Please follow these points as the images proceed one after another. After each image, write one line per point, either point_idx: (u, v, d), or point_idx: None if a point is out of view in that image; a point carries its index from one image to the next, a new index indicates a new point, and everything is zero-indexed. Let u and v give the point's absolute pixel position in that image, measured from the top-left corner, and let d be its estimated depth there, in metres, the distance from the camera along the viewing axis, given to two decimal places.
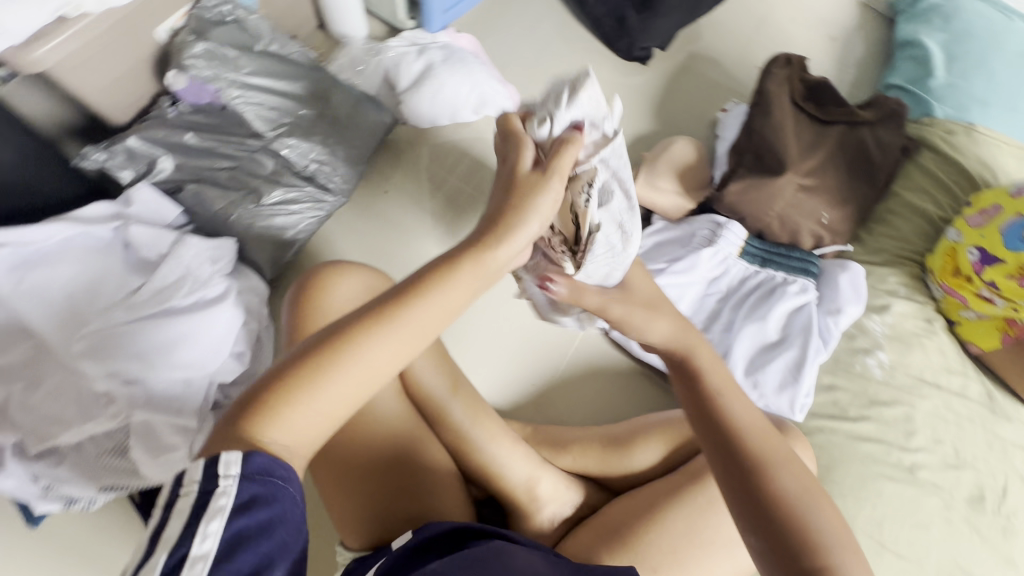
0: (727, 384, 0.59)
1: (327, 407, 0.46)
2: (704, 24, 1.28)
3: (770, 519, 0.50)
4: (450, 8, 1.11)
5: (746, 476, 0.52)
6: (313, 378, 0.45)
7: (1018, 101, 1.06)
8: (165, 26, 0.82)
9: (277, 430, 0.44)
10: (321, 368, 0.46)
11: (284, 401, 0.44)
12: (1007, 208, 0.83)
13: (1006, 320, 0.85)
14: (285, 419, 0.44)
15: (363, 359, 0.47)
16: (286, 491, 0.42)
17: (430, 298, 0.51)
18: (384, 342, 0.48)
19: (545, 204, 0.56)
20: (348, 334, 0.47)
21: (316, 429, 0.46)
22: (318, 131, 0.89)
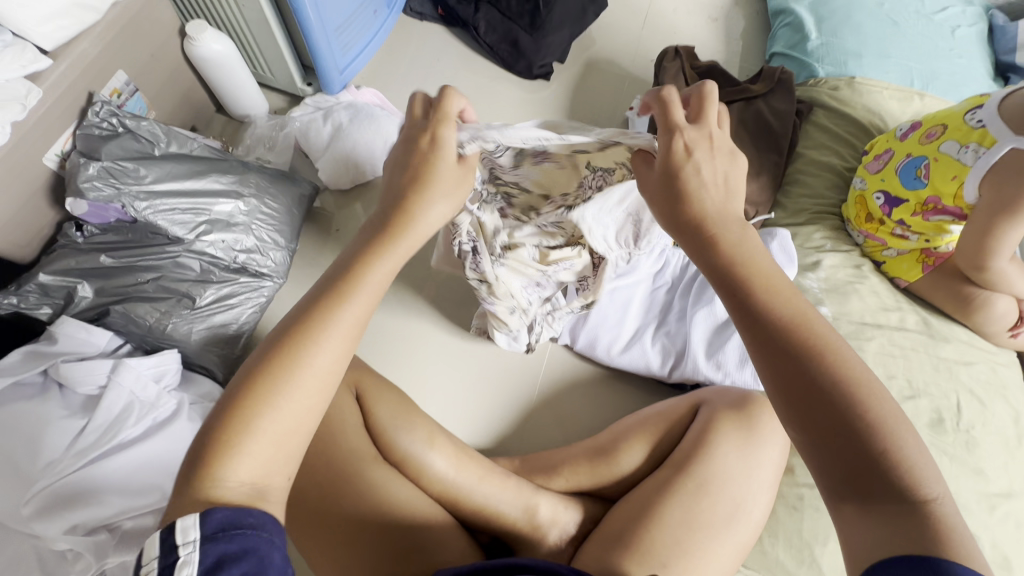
0: (764, 271, 0.49)
1: (284, 427, 0.42)
2: (594, 30, 1.33)
3: (822, 405, 0.43)
4: (345, 68, 1.09)
5: (793, 371, 0.44)
6: (259, 397, 0.42)
7: (887, 46, 1.15)
8: (53, 150, 0.78)
9: (238, 462, 0.40)
10: (266, 383, 0.43)
11: (238, 435, 0.41)
12: (897, 150, 0.91)
13: (923, 251, 0.92)
14: (245, 451, 0.41)
15: (311, 361, 0.44)
16: (260, 539, 0.39)
17: (362, 286, 0.49)
18: (328, 342, 0.45)
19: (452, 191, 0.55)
20: (285, 346, 0.44)
21: (287, 443, 0.43)
22: (239, 220, 0.86)
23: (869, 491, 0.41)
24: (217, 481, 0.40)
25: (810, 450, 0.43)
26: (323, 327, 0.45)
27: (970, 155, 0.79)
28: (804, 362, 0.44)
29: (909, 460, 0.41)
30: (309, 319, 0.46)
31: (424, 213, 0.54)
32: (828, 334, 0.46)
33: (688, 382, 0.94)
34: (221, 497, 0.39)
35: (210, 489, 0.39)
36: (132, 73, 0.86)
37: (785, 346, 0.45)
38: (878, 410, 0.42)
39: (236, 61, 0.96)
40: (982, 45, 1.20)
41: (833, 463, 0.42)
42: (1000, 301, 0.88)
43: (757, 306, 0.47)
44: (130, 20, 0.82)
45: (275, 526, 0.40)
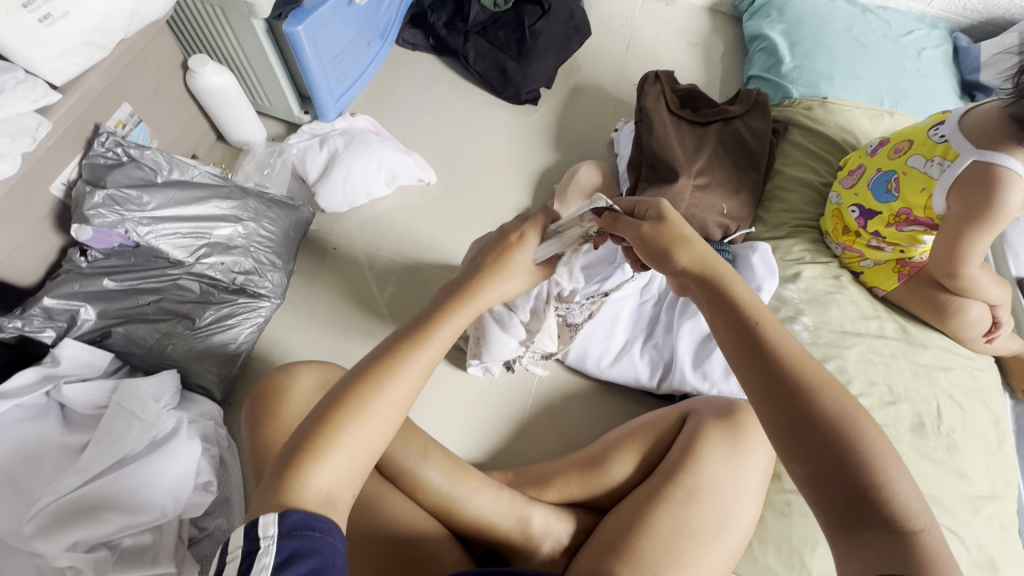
0: (763, 311, 0.51)
1: (365, 441, 0.46)
2: (579, 57, 1.39)
3: (822, 444, 0.44)
4: (340, 97, 1.14)
5: (796, 411, 0.46)
6: (339, 420, 0.46)
7: (857, 68, 1.21)
8: (60, 179, 0.81)
9: (316, 473, 0.43)
10: (344, 410, 0.46)
11: (323, 445, 0.44)
12: (869, 166, 0.96)
13: (899, 261, 0.96)
14: (327, 459, 0.44)
15: (387, 395, 0.48)
16: (327, 542, 0.41)
17: (438, 330, 0.53)
18: (405, 377, 0.49)
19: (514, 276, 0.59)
20: (376, 372, 0.49)
21: (360, 462, 0.46)
22: (238, 243, 0.90)
23: (864, 524, 0.43)
24: (302, 485, 0.43)
25: (806, 482, 0.45)
26: (406, 364, 0.50)
27: (935, 169, 0.83)
28: (806, 402, 0.46)
29: (900, 497, 0.43)
30: (394, 355, 0.50)
31: (475, 292, 0.56)
32: (824, 370, 0.47)
33: (676, 393, 0.96)
34: (299, 501, 0.42)
35: (297, 492, 0.42)
36: (136, 105, 0.90)
37: (783, 382, 0.47)
38: (872, 447, 0.44)
39: (236, 93, 1.01)
40: (947, 65, 1.26)
41: (831, 497, 0.44)
42: (974, 308, 0.91)
43: (761, 346, 0.48)
44: (134, 55, 0.86)
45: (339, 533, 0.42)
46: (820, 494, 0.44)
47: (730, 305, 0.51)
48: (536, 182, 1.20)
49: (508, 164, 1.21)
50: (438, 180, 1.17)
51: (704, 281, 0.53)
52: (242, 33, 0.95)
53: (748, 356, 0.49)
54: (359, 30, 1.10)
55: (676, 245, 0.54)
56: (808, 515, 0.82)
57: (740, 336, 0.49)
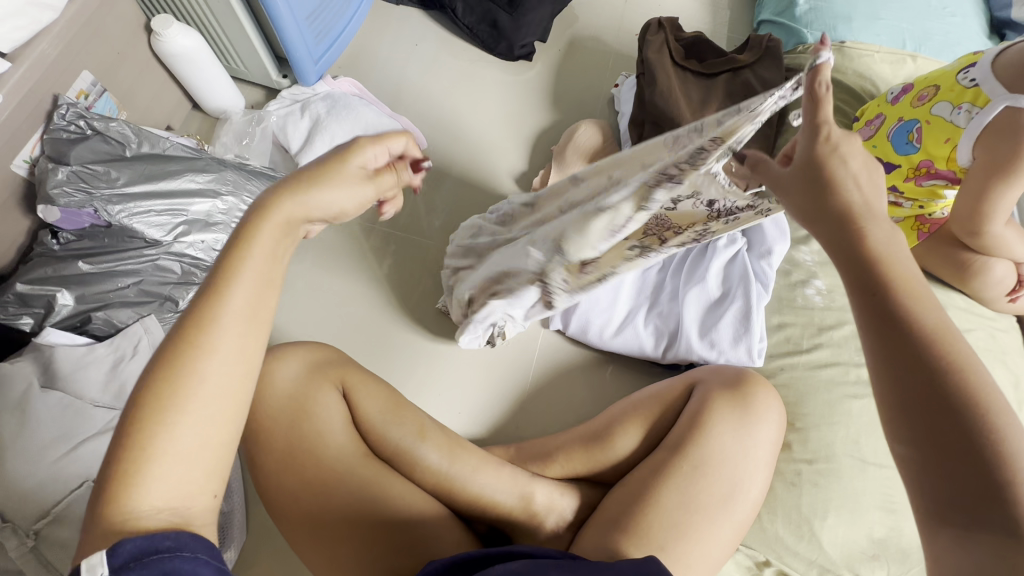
0: (904, 268, 0.43)
1: (201, 442, 0.37)
2: (576, 6, 1.29)
3: (942, 427, 0.40)
4: (320, 58, 1.06)
5: (919, 384, 0.41)
6: (169, 405, 0.37)
7: (878, 8, 1.11)
8: (21, 157, 0.76)
9: (166, 483, 0.36)
10: (167, 393, 0.37)
11: (148, 452, 0.36)
12: (889, 115, 0.88)
13: (917, 218, 0.91)
14: (153, 468, 0.36)
15: (209, 368, 0.38)
16: (181, 559, 0.35)
17: (246, 272, 0.41)
18: (225, 336, 0.39)
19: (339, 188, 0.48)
20: (184, 348, 0.38)
21: (215, 454, 0.38)
22: (219, 220, 0.85)
23: (979, 516, 0.39)
24: (133, 509, 0.35)
25: (909, 455, 0.42)
26: (229, 325, 0.39)
27: (962, 117, 0.76)
28: (935, 379, 0.41)
29: None
30: (209, 312, 0.39)
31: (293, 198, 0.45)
32: (962, 348, 0.42)
33: (682, 362, 0.92)
34: (136, 526, 0.35)
35: (126, 520, 0.35)
36: (98, 73, 0.84)
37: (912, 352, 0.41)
38: (993, 419, 0.40)
39: (206, 55, 0.94)
40: (976, 2, 1.16)
41: (938, 485, 0.40)
42: (998, 266, 0.86)
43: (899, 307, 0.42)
44: (89, 19, 0.79)
45: (203, 542, 0.36)
46: (938, 480, 0.40)
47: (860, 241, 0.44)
48: (531, 145, 1.13)
49: (502, 126, 1.14)
50: (428, 145, 1.09)
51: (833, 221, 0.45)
52: None
53: (873, 302, 0.43)
54: None
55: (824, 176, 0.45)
56: (820, 485, 0.79)
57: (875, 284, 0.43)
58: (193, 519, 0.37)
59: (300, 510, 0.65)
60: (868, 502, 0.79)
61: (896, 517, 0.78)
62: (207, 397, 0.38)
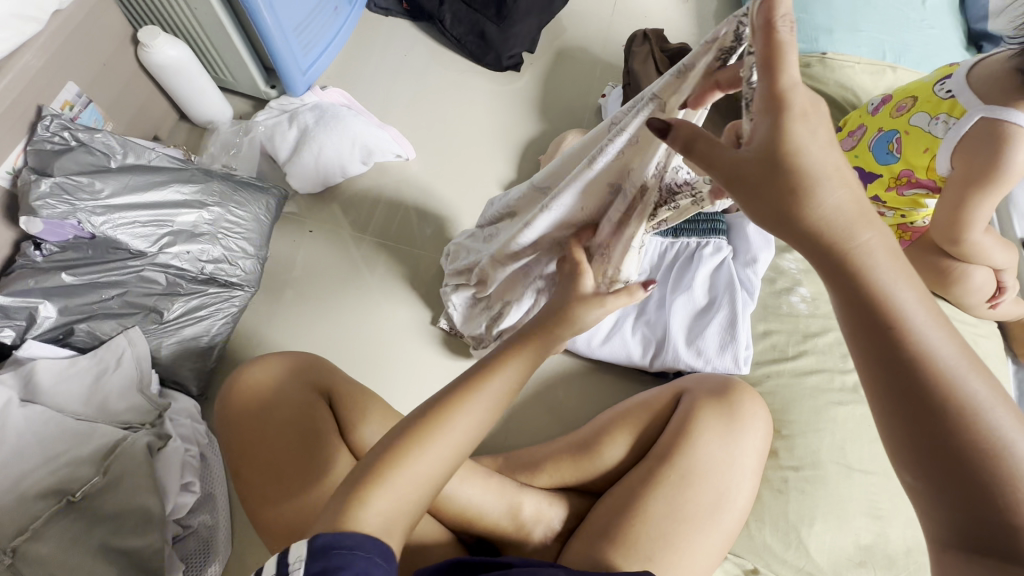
0: (905, 296, 0.40)
1: (427, 472, 0.46)
2: (564, 17, 1.30)
3: (953, 461, 0.38)
4: (308, 69, 1.07)
5: (926, 417, 0.38)
6: (419, 434, 0.47)
7: (858, 20, 1.14)
8: (4, 167, 0.75)
9: (377, 496, 0.44)
10: (422, 429, 0.48)
11: (389, 468, 0.45)
12: (869, 125, 0.90)
13: (900, 226, 0.93)
14: (389, 486, 0.44)
15: (457, 423, 0.48)
16: (359, 556, 0.40)
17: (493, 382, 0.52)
18: (473, 411, 0.50)
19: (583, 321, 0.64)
20: (447, 404, 0.49)
21: (421, 486, 0.46)
22: (204, 230, 0.85)
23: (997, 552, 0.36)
24: (363, 505, 0.43)
25: (922, 492, 0.39)
26: (483, 388, 0.51)
27: (940, 127, 0.78)
28: (945, 412, 0.38)
29: None
30: (469, 382, 0.51)
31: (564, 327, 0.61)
32: (970, 379, 0.39)
33: (669, 370, 0.93)
34: (354, 522, 0.42)
35: (356, 514, 0.42)
36: (84, 84, 0.84)
37: (917, 383, 0.39)
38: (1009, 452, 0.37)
39: (192, 66, 0.94)
40: (954, 14, 1.19)
41: (953, 519, 0.38)
42: (977, 274, 0.87)
43: (901, 337, 0.39)
44: (76, 31, 0.79)
45: (378, 547, 0.41)
46: (952, 514, 0.38)
47: (866, 275, 0.40)
48: (521, 155, 1.14)
49: (491, 136, 1.15)
50: (417, 155, 1.10)
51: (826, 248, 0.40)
52: (194, 2, 0.88)
53: (880, 339, 0.40)
54: None
55: (799, 193, 0.40)
56: (807, 492, 0.79)
57: (879, 314, 0.40)
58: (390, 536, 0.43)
59: (284, 527, 0.64)
60: (853, 509, 0.79)
61: (882, 523, 0.79)
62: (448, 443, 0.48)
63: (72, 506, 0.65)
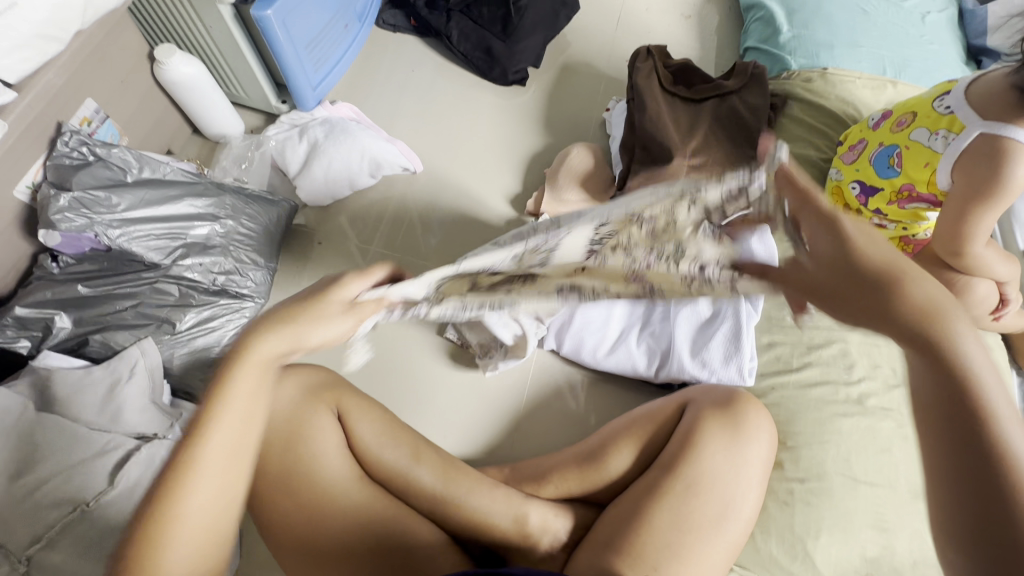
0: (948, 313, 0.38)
1: (203, 516, 0.40)
2: (568, 33, 1.33)
3: (989, 494, 0.35)
4: (318, 84, 1.09)
5: (961, 443, 0.36)
6: (168, 483, 0.40)
7: (859, 35, 1.15)
8: (23, 183, 0.78)
9: (170, 550, 0.39)
10: (171, 474, 0.40)
11: (162, 520, 0.39)
12: (870, 140, 0.91)
13: (902, 239, 0.93)
14: (166, 542, 0.39)
15: (207, 456, 0.40)
16: None
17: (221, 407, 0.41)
18: (222, 430, 0.41)
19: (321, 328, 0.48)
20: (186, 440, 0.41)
21: (212, 524, 0.41)
22: (217, 243, 0.86)
23: None
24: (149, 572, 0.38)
25: (949, 526, 0.36)
26: (217, 416, 0.41)
27: (939, 142, 0.79)
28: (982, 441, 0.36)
29: None
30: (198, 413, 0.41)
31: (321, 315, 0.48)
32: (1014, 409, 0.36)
33: (675, 381, 0.93)
34: None
35: None
36: (101, 101, 0.86)
37: (953, 403, 0.37)
38: None
39: (207, 83, 0.96)
40: (953, 29, 1.20)
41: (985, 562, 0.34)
42: (981, 286, 0.88)
43: (940, 353, 0.38)
44: (94, 50, 0.82)
45: None
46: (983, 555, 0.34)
47: (898, 288, 0.39)
48: (526, 167, 1.16)
49: (497, 149, 1.17)
50: (424, 168, 1.12)
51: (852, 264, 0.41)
52: (209, 21, 0.91)
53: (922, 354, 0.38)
54: (334, 12, 1.05)
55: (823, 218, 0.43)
56: (812, 504, 0.80)
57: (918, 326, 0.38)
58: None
59: (294, 537, 0.65)
60: (859, 521, 0.79)
61: (888, 536, 0.79)
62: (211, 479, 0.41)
63: (86, 514, 0.66)
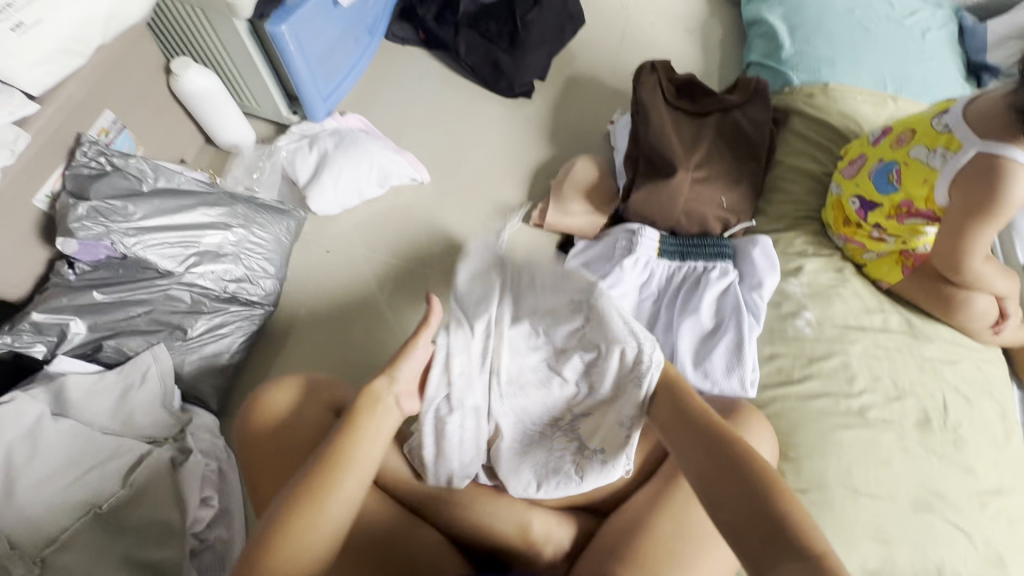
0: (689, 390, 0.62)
1: (337, 518, 0.55)
2: (573, 47, 1.35)
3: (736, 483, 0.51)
4: (328, 96, 1.11)
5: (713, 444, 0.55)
6: (314, 495, 0.55)
7: (860, 52, 1.17)
8: (44, 192, 0.80)
9: (311, 537, 0.53)
10: (316, 488, 0.55)
11: (314, 511, 0.54)
12: (869, 155, 0.93)
13: (901, 252, 0.93)
14: (304, 534, 0.53)
15: (341, 487, 0.56)
16: None
17: (364, 417, 0.62)
18: (361, 454, 0.59)
19: (371, 440, 0.60)
20: (327, 468, 0.57)
21: (336, 528, 0.55)
22: (228, 251, 0.88)
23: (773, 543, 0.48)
24: (285, 549, 0.52)
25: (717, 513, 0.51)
26: (349, 460, 0.58)
27: (938, 160, 0.81)
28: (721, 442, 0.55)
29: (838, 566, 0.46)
30: (337, 451, 0.58)
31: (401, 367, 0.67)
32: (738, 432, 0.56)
33: None
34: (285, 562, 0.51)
35: (281, 560, 0.51)
36: (119, 112, 0.88)
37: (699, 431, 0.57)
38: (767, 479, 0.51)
39: (220, 95, 0.98)
40: (953, 46, 1.22)
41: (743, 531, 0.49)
42: (980, 300, 0.89)
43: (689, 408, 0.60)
44: (114, 62, 0.84)
45: None
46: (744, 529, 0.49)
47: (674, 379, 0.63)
48: (531, 179, 1.17)
49: (503, 160, 1.18)
50: (431, 179, 1.14)
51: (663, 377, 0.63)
52: (225, 36, 0.93)
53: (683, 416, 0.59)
54: (343, 27, 1.08)
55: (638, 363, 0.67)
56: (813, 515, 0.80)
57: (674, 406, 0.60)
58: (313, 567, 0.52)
59: None
60: (859, 533, 0.77)
61: (888, 548, 0.77)
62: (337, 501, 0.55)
63: (100, 517, 0.68)
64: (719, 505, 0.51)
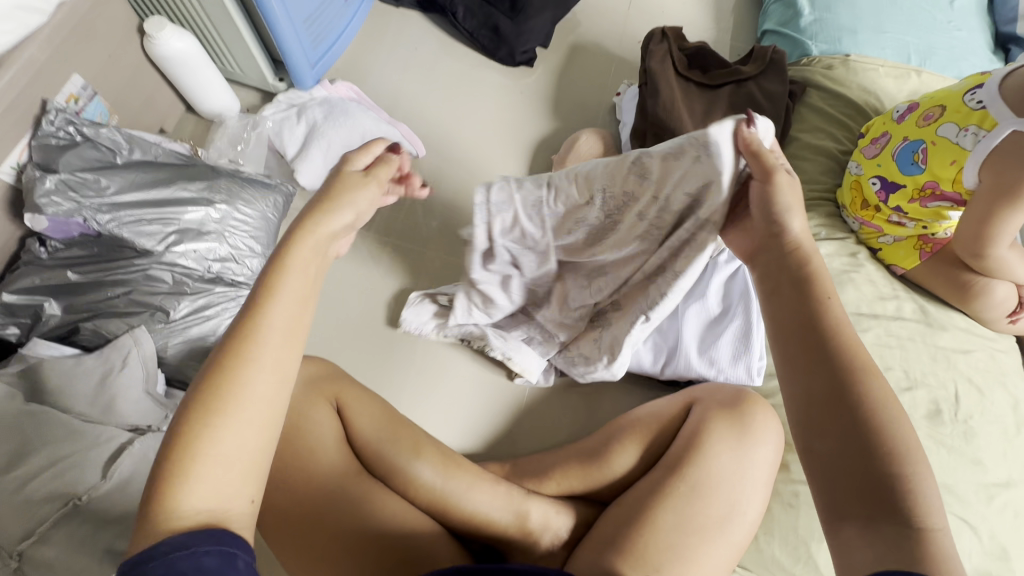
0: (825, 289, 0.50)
1: (250, 436, 0.39)
2: (578, 11, 1.27)
3: (849, 424, 0.43)
4: (316, 62, 1.04)
5: (832, 371, 0.45)
6: (207, 403, 0.38)
7: (883, 21, 1.10)
8: (9, 162, 0.74)
9: (202, 476, 0.37)
10: (207, 395, 0.38)
11: (205, 424, 0.38)
12: (894, 134, 0.87)
13: (920, 238, 0.89)
14: (198, 474, 0.37)
15: (250, 385, 0.39)
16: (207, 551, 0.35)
17: (281, 288, 0.43)
18: (273, 329, 0.41)
19: (296, 303, 0.43)
20: (223, 362, 0.40)
21: (252, 456, 0.39)
22: (211, 228, 0.83)
23: (871, 508, 0.41)
24: (177, 496, 0.36)
25: (813, 448, 0.44)
26: (259, 330, 0.41)
27: (969, 139, 0.76)
28: (846, 380, 0.45)
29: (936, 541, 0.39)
30: (243, 329, 0.41)
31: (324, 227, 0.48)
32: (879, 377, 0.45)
33: (681, 378, 0.91)
34: (174, 517, 0.36)
35: (172, 512, 0.36)
36: (89, 76, 0.82)
37: (822, 351, 0.46)
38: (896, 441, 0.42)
39: (199, 58, 0.91)
40: (982, 15, 1.15)
41: (844, 481, 0.42)
42: (999, 288, 0.86)
43: (822, 319, 0.48)
44: (82, 21, 0.77)
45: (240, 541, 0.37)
46: (839, 471, 0.43)
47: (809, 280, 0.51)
48: (532, 154, 1.11)
49: (503, 133, 1.12)
50: (427, 153, 1.08)
51: (779, 261, 0.53)
52: None
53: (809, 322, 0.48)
54: None
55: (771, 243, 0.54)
56: None
57: (797, 310, 0.49)
58: (228, 518, 0.38)
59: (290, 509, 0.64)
60: None
61: None
62: (249, 406, 0.39)
63: (79, 508, 0.64)
64: (812, 435, 0.45)
